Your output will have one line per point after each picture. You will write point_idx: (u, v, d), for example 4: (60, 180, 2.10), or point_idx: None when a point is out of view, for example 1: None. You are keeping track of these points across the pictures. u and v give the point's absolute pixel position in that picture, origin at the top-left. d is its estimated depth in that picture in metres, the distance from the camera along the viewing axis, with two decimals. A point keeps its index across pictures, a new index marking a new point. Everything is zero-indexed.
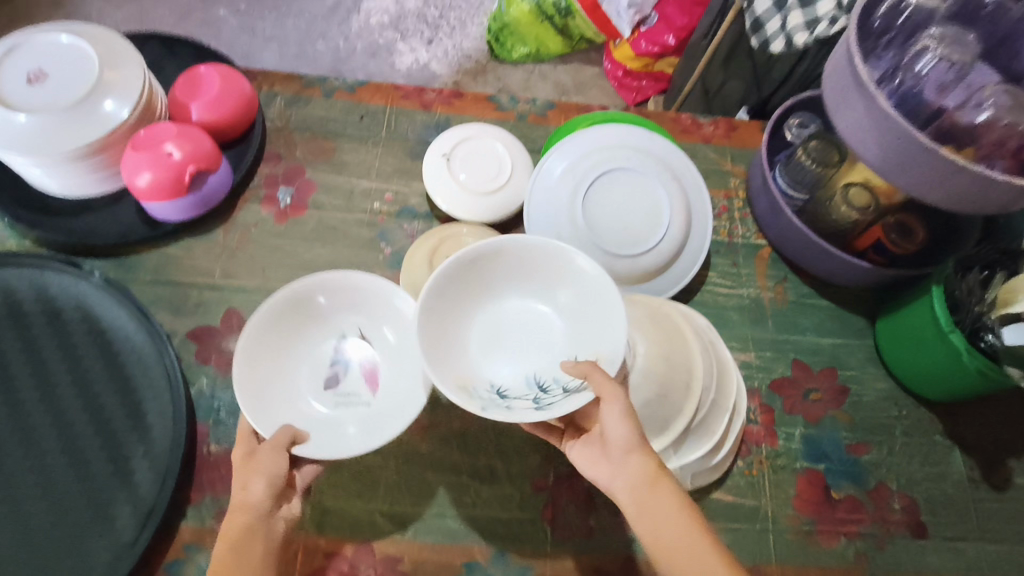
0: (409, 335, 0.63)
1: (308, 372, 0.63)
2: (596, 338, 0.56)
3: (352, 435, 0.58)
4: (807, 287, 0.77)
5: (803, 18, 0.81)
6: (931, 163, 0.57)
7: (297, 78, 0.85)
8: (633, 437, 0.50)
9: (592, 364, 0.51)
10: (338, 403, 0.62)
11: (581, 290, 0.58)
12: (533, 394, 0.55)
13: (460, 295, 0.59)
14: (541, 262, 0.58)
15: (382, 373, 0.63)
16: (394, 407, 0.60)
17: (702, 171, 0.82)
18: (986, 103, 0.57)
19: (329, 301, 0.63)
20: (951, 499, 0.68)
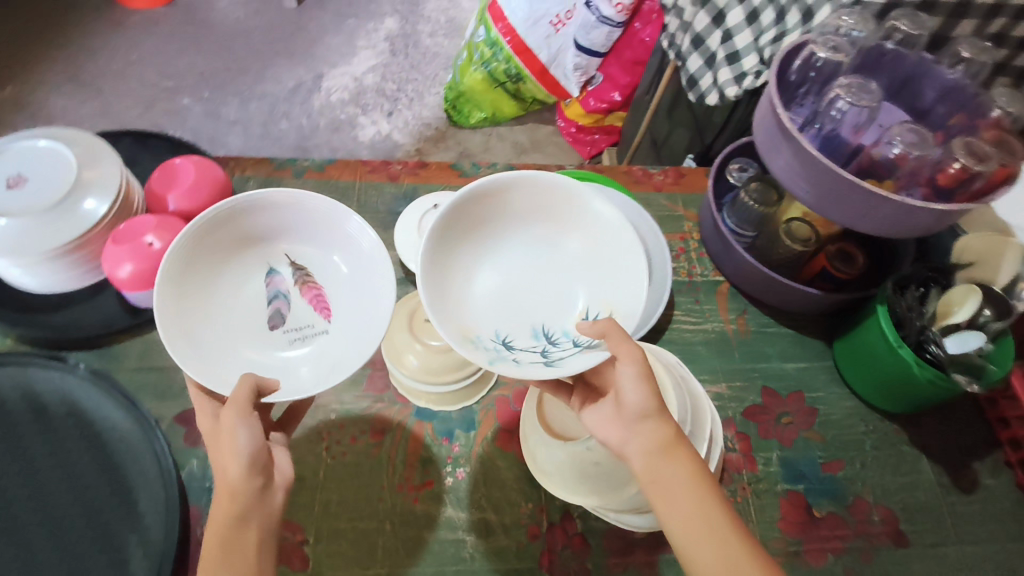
0: (358, 263, 0.66)
1: (248, 308, 0.64)
2: (612, 288, 0.60)
3: (308, 372, 0.61)
4: (766, 317, 0.82)
5: (731, 74, 0.89)
6: (857, 195, 0.63)
7: (267, 161, 0.89)
8: (647, 403, 0.52)
9: (610, 322, 0.54)
10: (293, 338, 0.64)
11: (595, 238, 0.62)
12: (541, 347, 0.59)
13: (466, 236, 0.61)
14: (554, 205, 0.62)
15: (327, 297, 0.66)
16: (352, 339, 0.62)
17: (657, 218, 0.87)
18: (898, 139, 0.64)
19: (266, 224, 0.64)
20: (926, 506, 0.71)
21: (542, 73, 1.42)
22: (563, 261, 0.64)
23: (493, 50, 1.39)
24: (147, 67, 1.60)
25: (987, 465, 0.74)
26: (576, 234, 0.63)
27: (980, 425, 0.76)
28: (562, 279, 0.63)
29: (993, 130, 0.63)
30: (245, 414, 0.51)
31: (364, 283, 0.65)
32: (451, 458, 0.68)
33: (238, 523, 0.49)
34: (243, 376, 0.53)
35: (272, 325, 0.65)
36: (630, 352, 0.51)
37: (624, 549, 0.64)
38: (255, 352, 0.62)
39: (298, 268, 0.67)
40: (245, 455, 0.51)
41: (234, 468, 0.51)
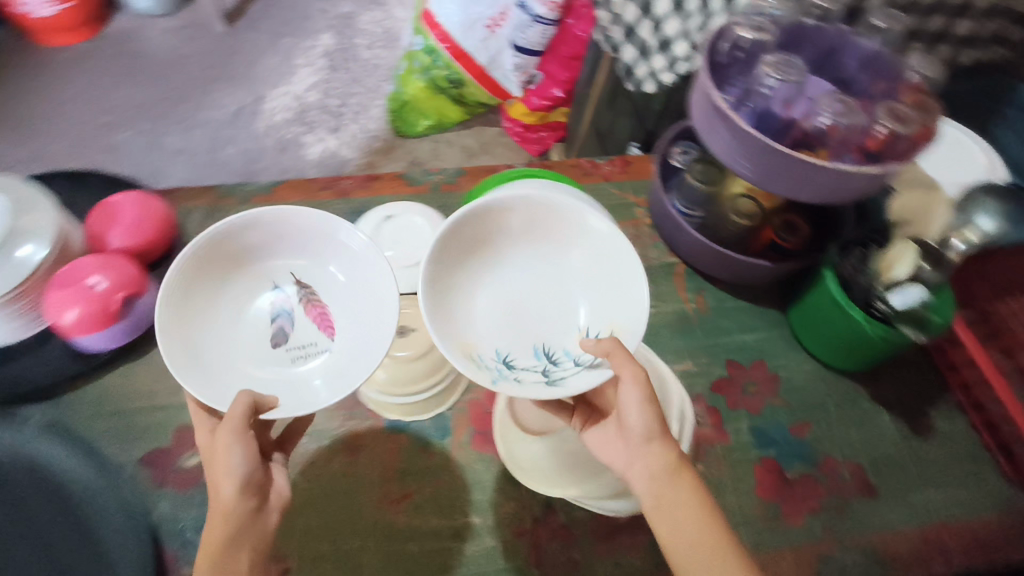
0: (354, 270, 0.64)
1: (252, 328, 0.64)
2: (614, 306, 0.61)
3: (318, 386, 0.60)
4: (723, 293, 0.84)
5: (664, 62, 0.96)
6: (795, 168, 0.66)
7: (212, 189, 0.87)
8: (651, 426, 0.54)
9: (614, 341, 0.54)
10: (296, 356, 0.63)
11: (598, 253, 0.63)
12: (543, 366, 0.60)
13: (467, 257, 0.63)
14: (554, 223, 0.63)
15: (331, 315, 0.65)
16: (355, 350, 0.61)
17: (608, 207, 0.89)
18: (826, 110, 0.67)
19: (259, 241, 0.63)
20: (890, 456, 0.74)
21: (482, 74, 1.43)
22: (568, 280, 0.65)
23: (432, 57, 1.42)
24: (75, 104, 1.55)
25: (941, 411, 0.77)
26: (576, 251, 0.64)
27: (931, 375, 0.79)
28: (564, 298, 0.65)
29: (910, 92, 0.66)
30: (239, 435, 0.51)
31: (363, 290, 0.63)
32: (429, 467, 0.68)
33: (232, 542, 0.51)
34: (240, 393, 0.52)
35: (275, 344, 0.64)
36: (632, 374, 0.52)
37: (609, 535, 0.65)
38: (260, 373, 0.62)
39: (303, 286, 0.66)
40: (238, 474, 0.51)
41: (228, 487, 0.51)
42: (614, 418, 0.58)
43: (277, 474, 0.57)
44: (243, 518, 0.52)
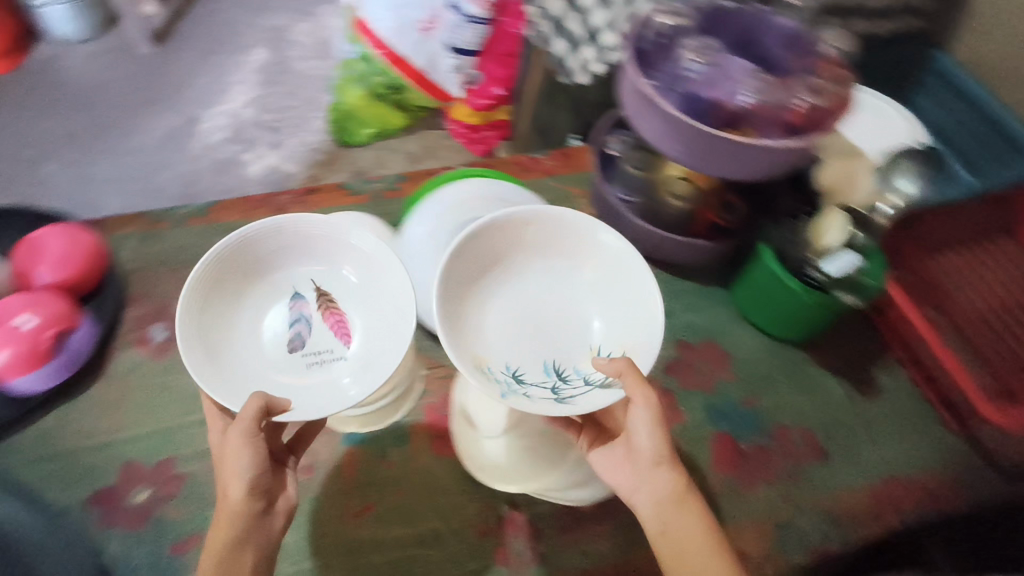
0: (368, 270, 0.64)
1: (269, 337, 0.62)
2: (628, 326, 0.62)
3: (347, 384, 0.59)
4: (668, 275, 0.86)
5: (595, 52, 0.99)
6: (723, 146, 0.67)
7: (144, 216, 0.85)
8: (661, 452, 0.54)
9: (626, 359, 0.54)
10: (312, 363, 0.62)
11: (610, 268, 0.64)
12: (552, 382, 0.60)
13: (478, 269, 0.62)
14: (568, 236, 0.64)
15: (349, 322, 0.64)
16: (373, 351, 0.61)
17: (549, 201, 0.90)
18: (748, 89, 0.69)
19: (275, 247, 0.63)
20: (838, 419, 0.76)
21: (424, 78, 1.44)
22: (580, 296, 0.65)
23: (369, 65, 1.43)
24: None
25: (883, 369, 0.80)
26: (589, 267, 0.65)
27: (871, 337, 0.82)
28: (577, 317, 0.64)
29: (829, 68, 0.69)
30: (246, 441, 0.52)
31: (379, 292, 0.63)
32: (388, 477, 0.67)
33: (236, 544, 0.53)
34: (253, 395, 0.52)
35: (291, 349, 0.62)
36: (643, 399, 0.52)
37: (572, 525, 0.65)
38: (276, 378, 0.60)
39: (322, 292, 0.64)
40: (245, 479, 0.53)
41: (236, 490, 0.54)
42: (620, 440, 0.58)
43: (288, 477, 0.59)
44: (249, 520, 0.54)
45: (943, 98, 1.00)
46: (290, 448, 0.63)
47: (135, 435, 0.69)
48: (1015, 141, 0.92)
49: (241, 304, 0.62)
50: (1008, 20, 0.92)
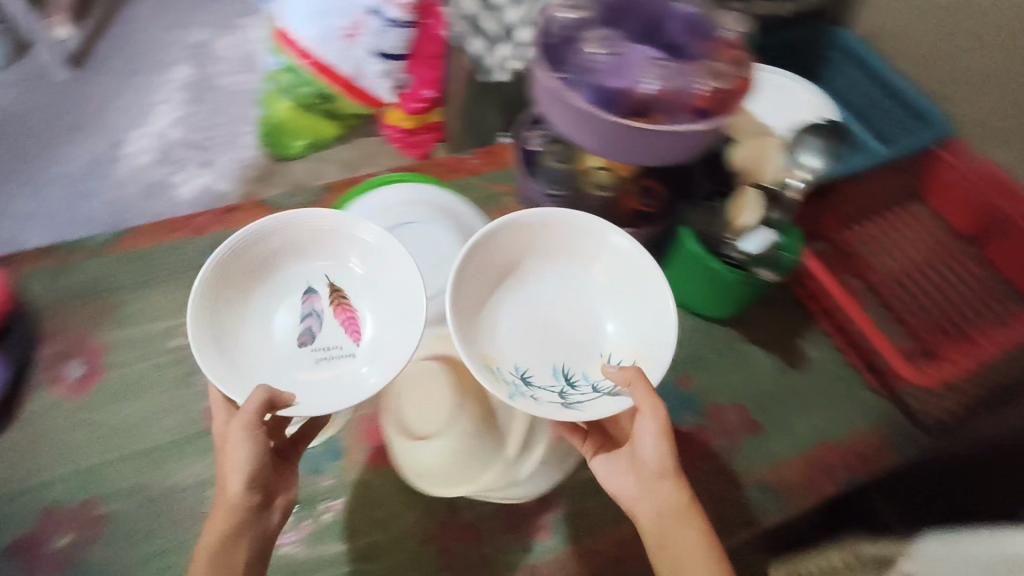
0: (376, 262, 0.65)
1: (282, 331, 0.64)
2: (640, 337, 0.64)
3: (365, 375, 0.61)
4: None
5: (511, 49, 1.03)
6: (630, 135, 0.68)
7: (53, 247, 0.81)
8: (665, 463, 0.55)
9: (637, 369, 0.56)
10: (320, 358, 0.63)
11: (620, 271, 0.67)
12: (561, 387, 0.63)
13: (489, 277, 0.65)
14: (580, 241, 0.67)
15: (359, 320, 0.65)
16: (382, 344, 0.63)
17: (476, 201, 0.90)
18: (651, 77, 0.70)
19: (283, 244, 0.64)
20: (768, 392, 0.79)
21: (351, 86, 1.34)
22: (593, 300, 0.68)
23: (294, 73, 1.33)
24: None
25: (809, 340, 0.83)
26: (600, 273, 0.68)
27: (797, 309, 0.85)
28: (589, 326, 0.67)
29: (725, 53, 0.71)
30: (248, 437, 0.52)
31: (389, 282, 0.65)
32: (324, 494, 0.66)
33: (231, 539, 0.54)
34: (256, 389, 0.53)
35: (302, 343, 0.64)
36: (651, 408, 0.54)
37: (515, 524, 0.66)
38: (292, 375, 0.62)
39: (334, 287, 0.66)
40: (245, 473, 0.54)
41: (235, 484, 0.54)
42: (626, 450, 0.60)
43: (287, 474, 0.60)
44: (246, 514, 0.55)
45: (851, 73, 1.05)
46: (293, 441, 0.62)
47: (56, 478, 0.67)
48: (918, 109, 0.96)
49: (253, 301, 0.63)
50: None
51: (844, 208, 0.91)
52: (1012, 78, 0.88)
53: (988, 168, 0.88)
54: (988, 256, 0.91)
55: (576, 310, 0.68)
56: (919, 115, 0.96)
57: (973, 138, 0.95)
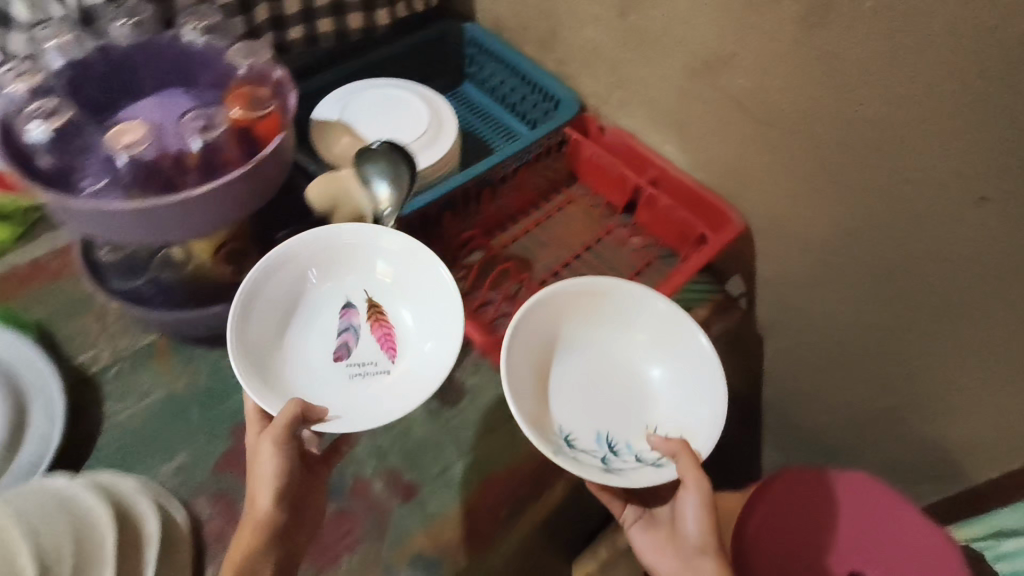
0: (402, 269, 0.67)
1: (320, 346, 0.65)
2: (687, 407, 0.68)
3: (430, 349, 0.64)
4: (216, 351, 0.73)
5: None
6: (144, 217, 0.55)
7: None
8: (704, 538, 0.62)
9: (681, 441, 0.62)
10: (355, 373, 0.64)
11: (661, 332, 0.72)
12: (604, 452, 0.65)
13: (536, 346, 0.69)
14: (627, 309, 0.72)
15: (395, 335, 0.66)
16: (422, 334, 0.66)
17: (56, 311, 0.73)
18: (162, 143, 0.58)
19: (313, 263, 0.66)
20: (425, 442, 0.70)
21: None
22: (639, 357, 0.72)
23: None
24: None
25: (467, 367, 0.76)
26: (643, 333, 0.73)
27: None
28: (639, 389, 0.71)
29: (238, 95, 0.62)
30: (279, 444, 0.56)
31: (416, 280, 0.67)
32: None
33: (258, 554, 0.55)
34: (290, 401, 0.55)
35: (339, 357, 0.65)
36: (696, 482, 0.59)
37: None
38: (323, 394, 0.62)
39: (371, 303, 0.67)
40: (272, 486, 0.57)
41: (265, 499, 0.57)
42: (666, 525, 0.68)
43: (321, 493, 0.63)
44: (273, 531, 0.57)
45: (491, 65, 1.02)
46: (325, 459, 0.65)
47: None
48: (549, 92, 0.96)
49: (292, 330, 0.64)
50: None
51: (488, 215, 0.89)
52: (607, 47, 0.87)
53: (621, 140, 0.92)
54: (639, 225, 0.92)
55: (622, 368, 0.72)
56: (553, 100, 0.96)
57: (603, 111, 0.94)
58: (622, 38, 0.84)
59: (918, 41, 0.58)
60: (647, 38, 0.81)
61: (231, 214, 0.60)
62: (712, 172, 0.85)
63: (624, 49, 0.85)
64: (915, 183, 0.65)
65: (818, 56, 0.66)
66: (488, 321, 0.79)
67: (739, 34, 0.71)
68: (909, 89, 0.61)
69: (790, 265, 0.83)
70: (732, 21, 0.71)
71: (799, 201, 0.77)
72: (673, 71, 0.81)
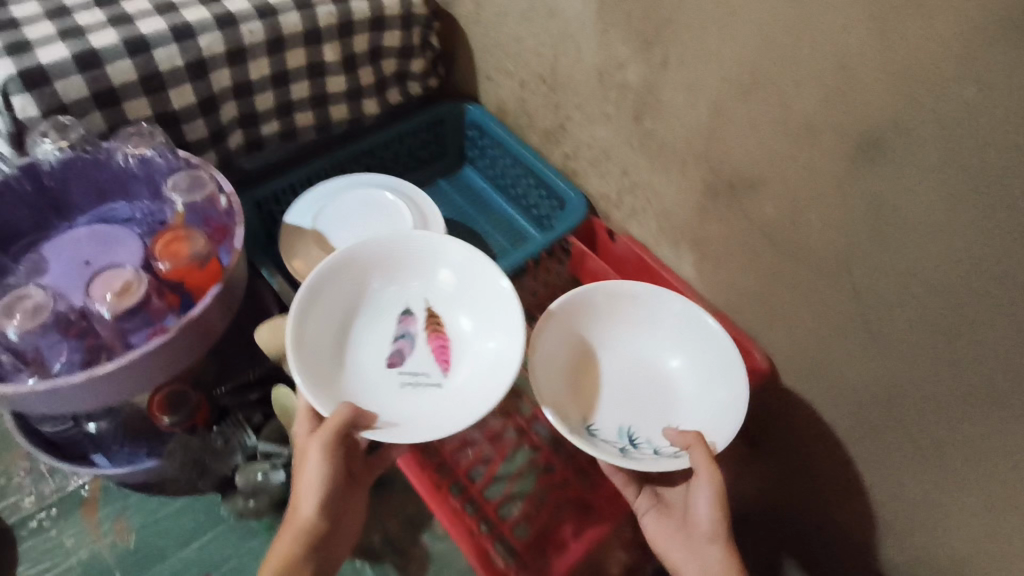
0: (466, 278, 0.65)
1: (376, 351, 0.63)
2: (710, 402, 0.62)
3: (493, 351, 0.61)
4: (152, 500, 0.64)
5: None
6: (64, 393, 0.48)
7: None
8: (715, 527, 0.53)
9: (697, 435, 0.55)
10: (406, 383, 0.61)
11: (692, 334, 0.65)
12: (625, 446, 0.60)
13: (560, 338, 0.65)
14: (660, 309, 0.66)
15: (452, 349, 0.63)
16: (480, 332, 0.63)
17: None
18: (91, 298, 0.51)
19: (378, 264, 0.64)
20: None
21: None
22: (668, 359, 0.66)
23: None
24: None
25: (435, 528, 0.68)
26: (671, 334, 0.66)
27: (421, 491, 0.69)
28: (662, 385, 0.65)
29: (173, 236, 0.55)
30: (326, 451, 0.51)
31: (478, 290, 0.64)
32: None
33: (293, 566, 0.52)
34: (342, 404, 0.53)
35: (392, 363, 0.62)
36: (706, 473, 0.52)
37: None
38: (373, 399, 0.59)
39: (431, 312, 0.65)
40: (316, 493, 0.53)
41: (309, 505, 0.53)
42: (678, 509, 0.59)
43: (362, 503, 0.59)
44: (315, 541, 0.53)
45: (493, 153, 0.92)
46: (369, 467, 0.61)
47: None
48: (556, 192, 0.86)
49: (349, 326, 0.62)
50: (503, 66, 0.85)
51: None
52: (617, 148, 0.77)
53: (632, 252, 0.82)
54: None
55: (652, 370, 0.66)
56: (561, 200, 0.86)
57: (614, 214, 0.84)
58: (635, 143, 0.74)
59: (981, 219, 0.45)
60: (663, 147, 0.71)
61: (156, 377, 0.54)
62: (731, 303, 0.73)
63: (636, 154, 0.75)
64: (966, 382, 0.51)
65: (861, 203, 0.53)
66: (461, 469, 0.69)
67: (767, 162, 0.60)
68: (966, 271, 0.48)
69: (811, 430, 0.69)
70: (757, 147, 0.60)
71: (823, 360, 0.64)
72: (691, 186, 0.70)
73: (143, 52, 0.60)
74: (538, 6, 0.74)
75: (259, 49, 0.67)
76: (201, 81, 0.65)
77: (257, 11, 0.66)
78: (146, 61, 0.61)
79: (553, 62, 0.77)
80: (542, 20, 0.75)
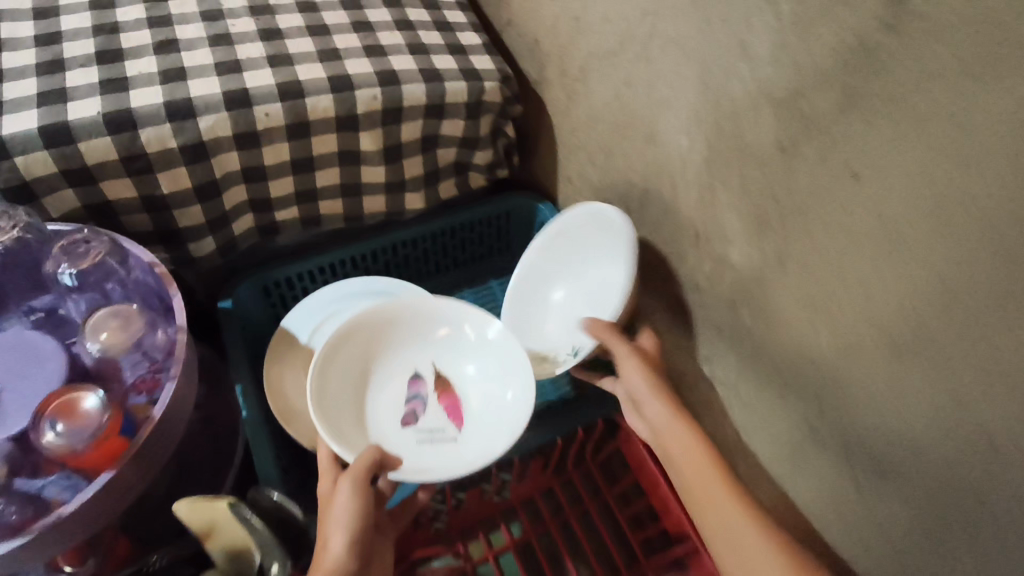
0: (489, 340, 0.55)
1: (385, 414, 0.53)
2: (604, 275, 0.59)
3: (513, 399, 0.52)
4: None
5: None
6: None
7: None
8: (655, 390, 0.50)
9: (605, 324, 0.53)
10: (423, 441, 0.52)
11: (570, 258, 0.64)
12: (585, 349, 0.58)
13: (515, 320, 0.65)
14: (553, 262, 0.65)
15: (466, 403, 0.54)
16: (501, 382, 0.54)
17: None
18: None
19: (390, 324, 0.55)
20: None
21: None
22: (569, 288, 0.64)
23: None
24: None
25: None
26: (562, 268, 0.65)
27: None
28: (578, 303, 0.63)
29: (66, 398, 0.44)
30: (362, 489, 0.44)
31: (498, 348, 0.55)
32: None
33: None
34: (369, 446, 0.47)
35: (404, 424, 0.53)
36: (618, 353, 0.51)
37: None
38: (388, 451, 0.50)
39: (441, 375, 0.56)
40: (347, 533, 0.43)
41: (336, 548, 0.42)
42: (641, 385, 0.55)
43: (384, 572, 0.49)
44: None
45: None
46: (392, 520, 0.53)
47: None
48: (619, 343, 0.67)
49: (359, 385, 0.53)
50: (587, 174, 0.67)
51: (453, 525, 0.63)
52: (701, 323, 0.58)
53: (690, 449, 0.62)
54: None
55: (571, 302, 0.64)
56: None
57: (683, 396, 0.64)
58: (723, 330, 0.55)
59: None
60: (759, 354, 0.51)
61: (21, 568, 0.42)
62: None
63: (724, 341, 0.55)
64: None
65: None
66: None
67: (918, 463, 0.39)
68: None
69: None
70: (907, 434, 0.39)
71: None
72: (792, 422, 0.50)
73: (127, 129, 0.49)
74: (636, 124, 0.56)
75: (276, 133, 0.54)
76: (198, 166, 0.53)
77: (281, 90, 0.53)
78: (129, 140, 0.49)
79: (643, 195, 0.59)
80: (637, 141, 0.57)
